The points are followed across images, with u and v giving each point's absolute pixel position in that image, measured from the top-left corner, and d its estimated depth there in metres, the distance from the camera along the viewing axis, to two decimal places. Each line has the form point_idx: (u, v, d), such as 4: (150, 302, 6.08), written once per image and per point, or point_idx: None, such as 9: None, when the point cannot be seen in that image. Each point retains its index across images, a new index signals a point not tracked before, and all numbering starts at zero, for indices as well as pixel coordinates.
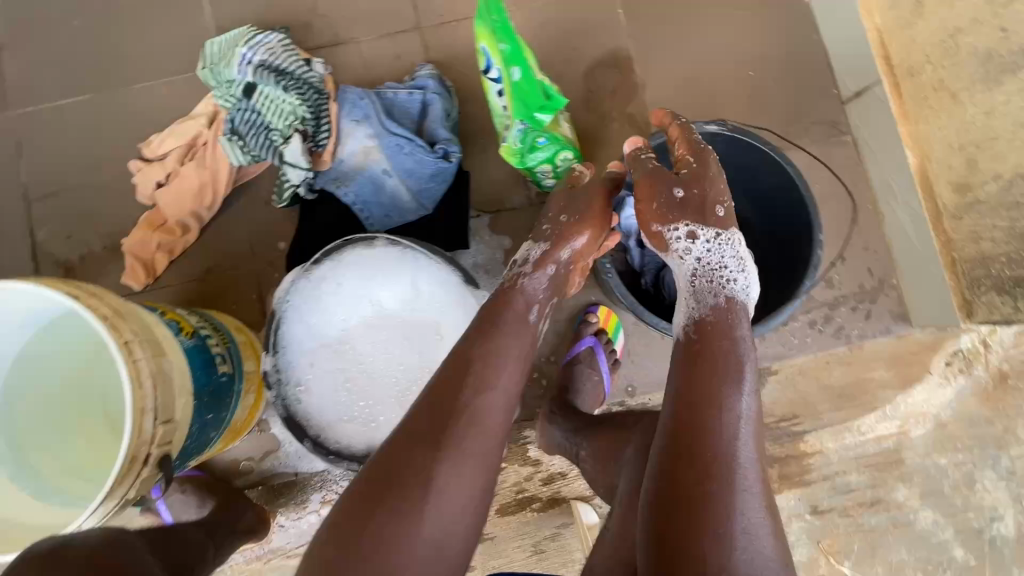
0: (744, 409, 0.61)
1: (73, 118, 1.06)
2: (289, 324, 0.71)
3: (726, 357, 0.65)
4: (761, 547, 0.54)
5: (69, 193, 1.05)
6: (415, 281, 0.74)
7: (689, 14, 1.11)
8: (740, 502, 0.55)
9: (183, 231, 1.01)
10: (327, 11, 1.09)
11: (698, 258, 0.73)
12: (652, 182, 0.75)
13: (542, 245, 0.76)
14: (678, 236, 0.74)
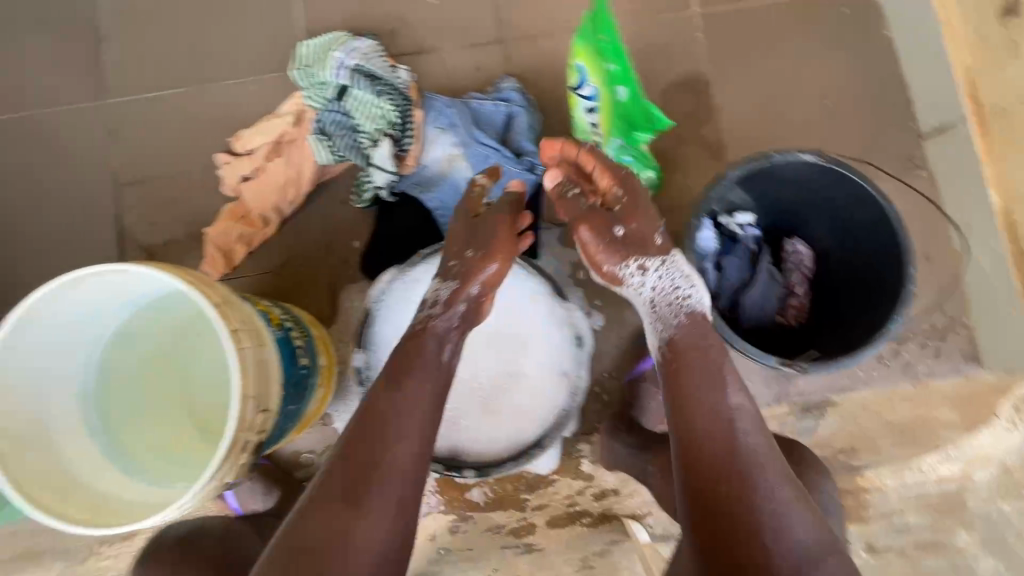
0: (734, 407, 0.66)
1: (165, 109, 1.10)
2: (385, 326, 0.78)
3: (694, 363, 0.70)
4: (793, 524, 0.58)
5: (155, 181, 1.09)
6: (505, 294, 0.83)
7: (769, 42, 1.12)
8: (757, 494, 0.59)
9: (264, 224, 1.03)
10: (412, 20, 1.12)
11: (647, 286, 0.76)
12: (592, 218, 0.79)
13: (451, 284, 0.76)
14: (631, 271, 0.77)
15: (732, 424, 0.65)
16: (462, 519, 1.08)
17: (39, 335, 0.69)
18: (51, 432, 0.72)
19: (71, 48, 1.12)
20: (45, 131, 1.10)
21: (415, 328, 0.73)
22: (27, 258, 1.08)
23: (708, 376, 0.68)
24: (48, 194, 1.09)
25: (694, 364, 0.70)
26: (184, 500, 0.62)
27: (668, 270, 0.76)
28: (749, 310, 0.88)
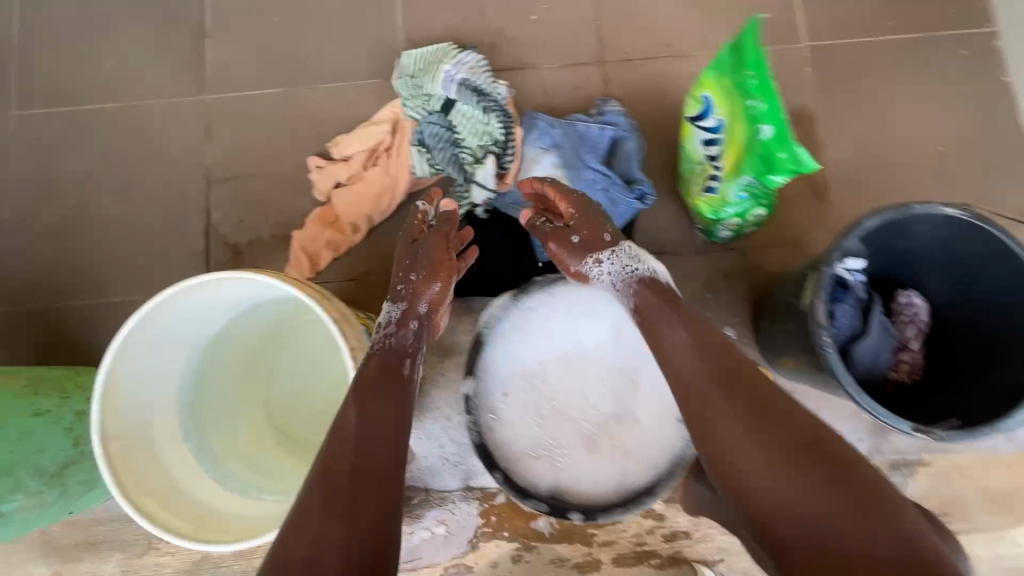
0: (691, 344, 0.62)
1: (260, 108, 1.10)
2: (489, 350, 0.72)
3: (659, 321, 0.65)
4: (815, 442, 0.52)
5: (245, 179, 1.08)
6: (619, 323, 0.73)
7: (879, 80, 1.08)
8: (772, 441, 0.53)
9: (352, 231, 1.03)
10: (513, 35, 1.10)
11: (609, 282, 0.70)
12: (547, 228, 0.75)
13: (401, 304, 0.79)
14: (593, 268, 0.71)
15: (711, 374, 0.60)
16: (525, 549, 1.00)
17: (155, 333, 0.69)
18: (154, 432, 0.72)
19: (174, 43, 1.13)
20: (144, 122, 1.11)
21: (373, 347, 0.76)
22: (115, 247, 1.08)
23: (670, 326, 0.64)
24: (140, 185, 1.10)
25: (649, 330, 0.66)
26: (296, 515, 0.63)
27: (621, 258, 0.70)
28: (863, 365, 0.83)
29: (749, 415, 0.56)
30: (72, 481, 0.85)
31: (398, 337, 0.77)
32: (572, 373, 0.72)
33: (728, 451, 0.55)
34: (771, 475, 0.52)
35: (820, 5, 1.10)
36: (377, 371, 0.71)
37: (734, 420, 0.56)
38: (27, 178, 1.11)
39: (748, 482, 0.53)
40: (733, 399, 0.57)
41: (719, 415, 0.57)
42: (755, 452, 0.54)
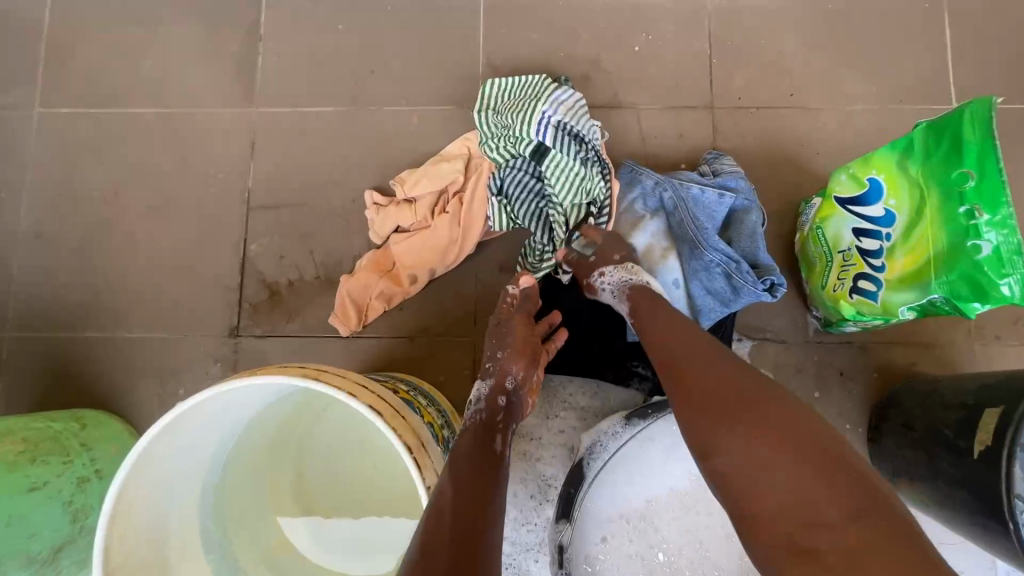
0: (676, 330, 0.62)
1: (314, 128, 0.97)
2: (594, 488, 0.57)
3: (647, 315, 0.67)
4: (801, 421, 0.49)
5: (290, 208, 0.95)
6: None
7: None
8: (753, 413, 0.50)
9: (410, 284, 0.89)
10: (610, 67, 0.95)
11: (615, 293, 0.74)
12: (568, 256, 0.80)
13: (490, 381, 0.67)
14: (601, 280, 0.76)
15: (695, 352, 0.58)
16: None
17: (178, 440, 0.55)
18: (170, 553, 0.58)
19: (222, 45, 1.00)
20: (183, 133, 0.99)
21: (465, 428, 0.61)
22: (137, 273, 0.95)
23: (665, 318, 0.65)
24: (171, 205, 0.97)
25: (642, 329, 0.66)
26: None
27: (610, 273, 0.75)
28: None
29: (716, 390, 0.53)
30: (65, 564, 0.73)
31: (489, 410, 0.64)
32: (688, 519, 0.59)
33: (700, 425, 0.52)
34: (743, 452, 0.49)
35: (973, 59, 0.94)
36: (471, 445, 0.57)
37: (701, 398, 0.53)
38: (44, 186, 0.98)
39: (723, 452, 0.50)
40: (705, 379, 0.55)
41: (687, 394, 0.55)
42: (735, 422, 0.50)
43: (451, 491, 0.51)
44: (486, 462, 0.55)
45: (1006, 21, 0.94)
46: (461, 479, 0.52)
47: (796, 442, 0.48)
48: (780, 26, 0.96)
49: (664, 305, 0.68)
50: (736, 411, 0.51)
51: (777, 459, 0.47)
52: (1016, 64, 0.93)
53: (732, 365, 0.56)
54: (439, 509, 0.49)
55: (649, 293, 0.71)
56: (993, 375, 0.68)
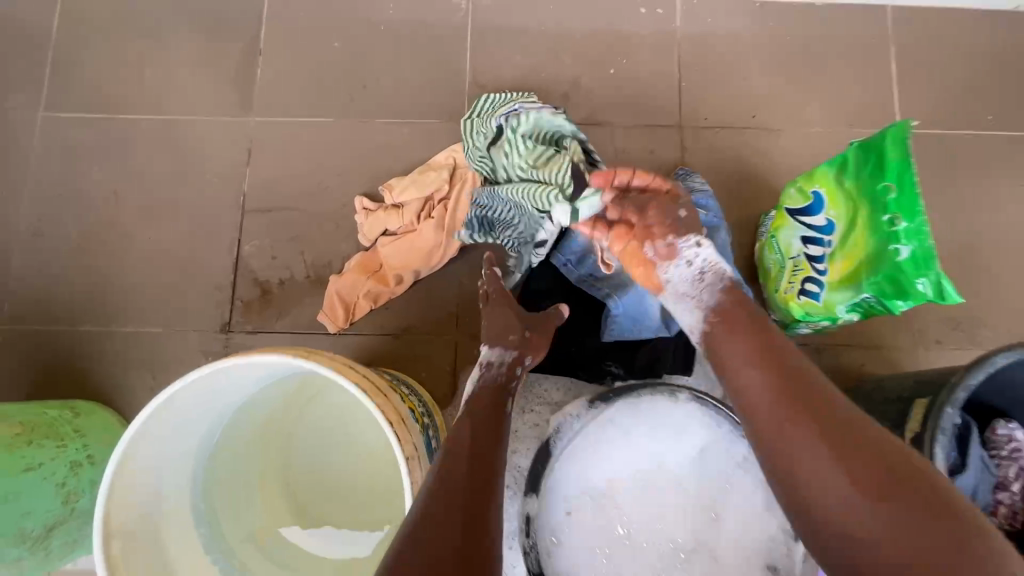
0: (757, 361, 0.60)
1: (309, 138, 1.03)
2: (560, 463, 0.62)
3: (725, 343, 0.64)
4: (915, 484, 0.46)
5: (284, 212, 1.01)
6: (704, 449, 0.64)
7: (977, 179, 1.00)
8: (863, 471, 0.48)
9: (396, 284, 0.94)
10: (587, 87, 1.03)
11: (699, 270, 0.69)
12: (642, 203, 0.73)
13: (507, 352, 0.68)
14: (690, 249, 0.70)
15: (783, 391, 0.56)
16: None
17: (182, 412, 0.60)
18: (163, 525, 0.62)
19: (223, 57, 1.06)
20: (183, 140, 1.04)
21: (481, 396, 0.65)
22: (134, 271, 0.99)
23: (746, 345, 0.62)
24: (169, 206, 1.01)
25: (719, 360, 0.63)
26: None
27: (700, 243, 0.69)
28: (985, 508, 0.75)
29: (821, 438, 0.51)
30: (57, 543, 0.77)
31: (507, 376, 0.67)
32: (645, 496, 0.64)
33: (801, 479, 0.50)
34: (857, 502, 0.47)
35: (914, 90, 1.03)
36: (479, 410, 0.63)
37: (815, 440, 0.51)
38: (45, 185, 1.02)
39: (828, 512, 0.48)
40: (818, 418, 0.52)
41: (793, 434, 0.52)
42: (842, 481, 0.48)
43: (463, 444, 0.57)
44: (492, 424, 0.61)
45: (945, 56, 1.04)
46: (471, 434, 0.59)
47: (921, 495, 0.45)
48: (744, 54, 1.04)
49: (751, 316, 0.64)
50: (850, 454, 0.49)
51: (901, 515, 0.45)
52: (953, 95, 1.03)
53: (842, 406, 0.53)
54: (456, 457, 0.56)
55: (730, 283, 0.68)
56: (928, 372, 0.75)
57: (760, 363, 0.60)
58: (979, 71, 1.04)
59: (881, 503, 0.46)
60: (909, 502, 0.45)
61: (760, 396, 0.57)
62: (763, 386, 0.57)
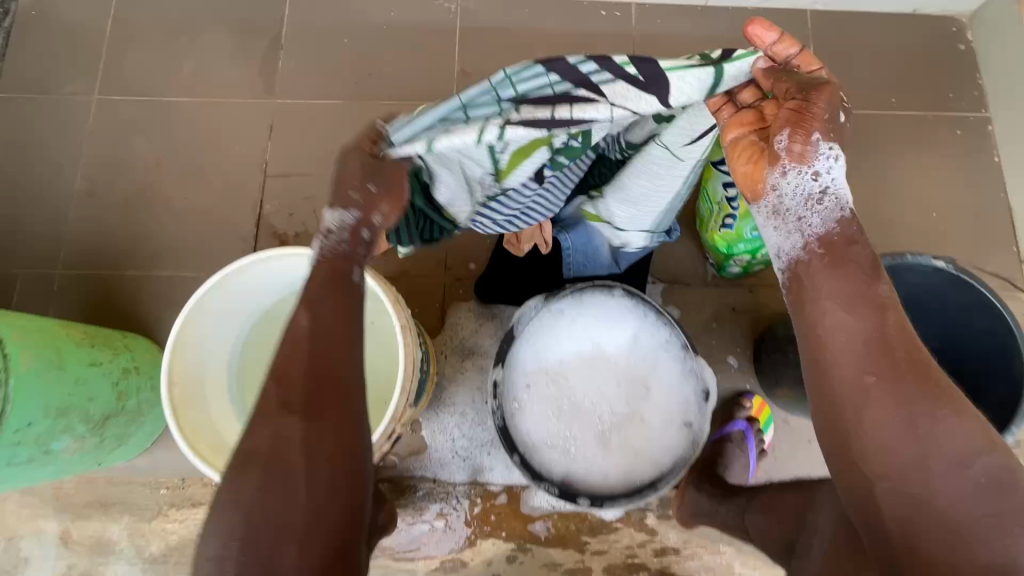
0: (850, 310, 0.58)
1: (321, 116, 1.22)
2: (519, 341, 0.80)
3: (821, 282, 0.59)
4: (978, 452, 0.53)
5: (299, 177, 1.19)
6: (636, 336, 0.81)
7: (883, 148, 1.18)
8: (932, 435, 0.54)
9: None
10: None
11: (821, 188, 0.61)
12: (803, 96, 0.59)
13: (351, 215, 0.62)
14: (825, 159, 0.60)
15: (864, 344, 0.57)
16: (520, 549, 1.09)
17: (228, 297, 0.78)
18: (207, 390, 0.79)
19: (250, 51, 1.26)
20: (214, 118, 1.23)
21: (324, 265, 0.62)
22: (172, 226, 1.17)
23: (846, 288, 0.58)
24: (202, 173, 1.20)
25: (812, 294, 0.60)
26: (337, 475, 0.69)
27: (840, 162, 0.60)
28: None
29: (896, 401, 0.55)
30: (108, 432, 0.92)
31: (349, 246, 0.63)
32: (590, 374, 0.81)
33: (877, 434, 0.55)
34: (930, 464, 0.53)
35: (832, 77, 1.22)
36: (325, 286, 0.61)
37: (899, 400, 0.55)
38: (97, 154, 1.21)
39: (889, 465, 0.54)
40: (907, 378, 0.55)
41: (876, 389, 0.55)
42: (908, 445, 0.54)
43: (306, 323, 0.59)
44: (331, 304, 0.61)
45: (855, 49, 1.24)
46: (316, 315, 0.60)
47: (991, 465, 0.53)
48: (685, 50, 1.25)
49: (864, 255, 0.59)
50: (928, 418, 0.54)
51: (977, 482, 0.53)
52: (861, 80, 1.22)
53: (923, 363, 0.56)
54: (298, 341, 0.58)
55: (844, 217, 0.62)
56: None
57: (849, 311, 0.58)
58: (886, 62, 1.23)
59: (960, 468, 0.53)
60: (988, 471, 0.53)
61: (848, 342, 0.57)
62: (855, 332, 0.57)
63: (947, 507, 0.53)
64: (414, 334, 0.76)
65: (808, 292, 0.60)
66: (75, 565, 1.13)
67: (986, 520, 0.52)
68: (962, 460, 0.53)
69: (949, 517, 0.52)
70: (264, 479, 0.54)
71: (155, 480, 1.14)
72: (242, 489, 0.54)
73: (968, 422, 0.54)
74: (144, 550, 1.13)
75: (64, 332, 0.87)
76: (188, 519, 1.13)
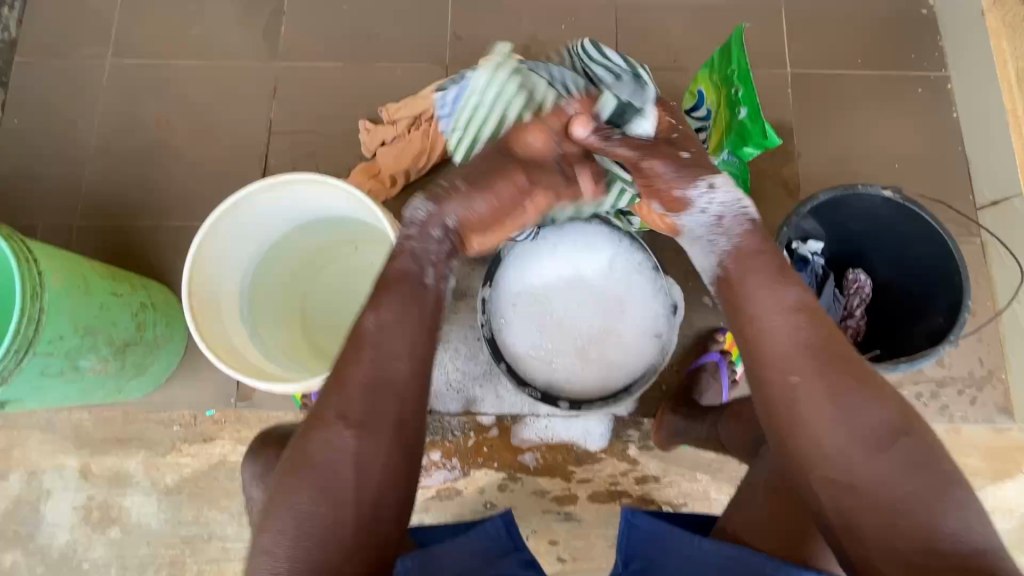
0: (771, 316, 0.66)
1: (323, 77, 1.29)
2: (505, 266, 0.88)
3: (746, 290, 0.69)
4: (902, 438, 0.58)
5: (303, 133, 1.27)
6: (612, 260, 0.89)
7: (850, 105, 1.26)
8: (854, 422, 0.60)
9: (391, 182, 1.20)
10: (545, 38, 1.28)
11: (716, 216, 0.75)
12: (639, 161, 0.76)
13: (431, 206, 0.76)
14: (703, 194, 0.75)
15: (789, 346, 0.64)
16: (511, 478, 1.17)
17: (243, 219, 0.86)
18: (223, 309, 0.87)
19: (254, 16, 1.33)
20: (221, 78, 1.30)
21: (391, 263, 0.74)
22: (183, 180, 1.25)
23: (768, 300, 0.68)
24: (211, 130, 1.27)
25: (739, 304, 0.69)
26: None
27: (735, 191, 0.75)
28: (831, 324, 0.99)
29: (819, 394, 0.61)
30: (129, 359, 1.00)
31: (425, 243, 0.75)
32: (569, 296, 0.89)
33: (809, 425, 0.61)
34: (852, 447, 0.59)
35: (805, 38, 1.29)
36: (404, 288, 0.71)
37: (823, 393, 0.61)
38: (112, 113, 1.28)
39: (825, 454, 0.60)
40: (828, 375, 0.62)
41: (801, 383, 0.62)
42: (837, 433, 0.60)
43: (375, 333, 0.68)
44: (405, 320, 0.69)
45: (829, 11, 1.30)
46: (381, 324, 0.68)
47: (911, 446, 0.58)
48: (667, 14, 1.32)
49: (763, 264, 0.71)
50: (852, 408, 0.60)
51: (897, 463, 0.57)
52: (833, 41, 1.29)
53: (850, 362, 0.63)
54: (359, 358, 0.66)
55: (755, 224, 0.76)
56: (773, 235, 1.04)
57: (773, 317, 0.66)
58: (856, 24, 1.30)
59: (884, 448, 0.58)
60: (908, 452, 0.58)
61: (781, 346, 0.65)
62: (781, 334, 0.65)
63: (878, 493, 0.57)
64: None
65: (737, 301, 0.69)
66: (95, 496, 1.20)
67: (912, 498, 0.56)
68: (883, 442, 0.58)
69: (870, 494, 0.57)
70: (321, 484, 0.61)
71: (170, 417, 1.22)
72: (303, 493, 0.61)
73: (887, 406, 0.60)
74: (159, 482, 1.20)
75: (89, 263, 0.95)
76: (200, 453, 1.21)
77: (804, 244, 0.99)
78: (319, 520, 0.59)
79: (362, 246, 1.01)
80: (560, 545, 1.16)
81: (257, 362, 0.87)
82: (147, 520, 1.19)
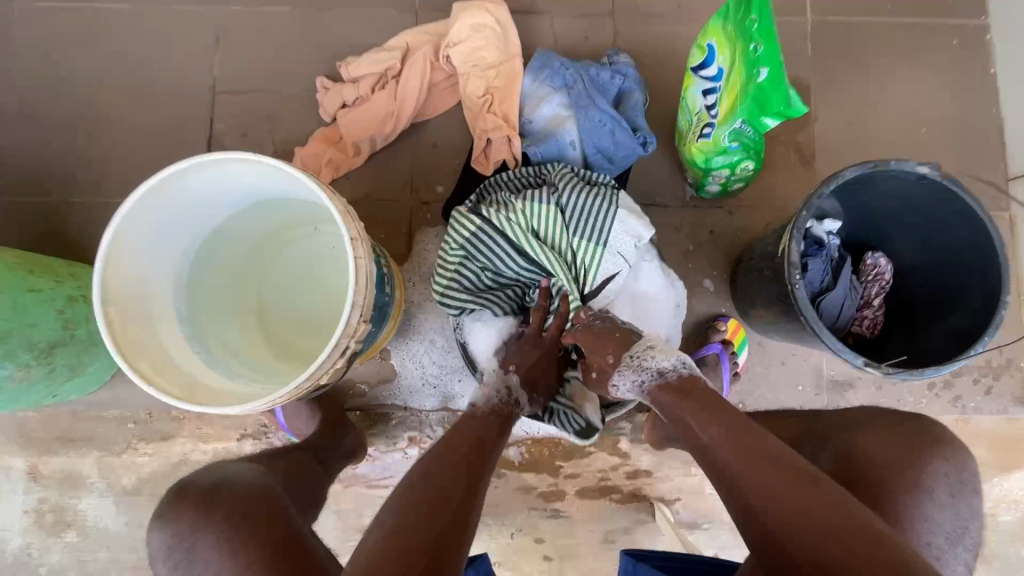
0: (706, 422, 0.65)
1: (271, 24, 1.11)
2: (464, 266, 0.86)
3: (677, 399, 0.69)
4: (864, 533, 0.52)
5: (251, 93, 1.10)
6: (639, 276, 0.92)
7: (875, 60, 1.11)
8: (815, 517, 0.53)
9: (354, 152, 1.05)
10: None
11: (634, 389, 0.75)
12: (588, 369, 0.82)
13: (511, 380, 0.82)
14: (620, 385, 0.76)
15: (728, 445, 0.62)
16: (495, 475, 1.11)
17: (165, 206, 0.71)
18: (152, 310, 0.74)
19: None
20: (152, 28, 1.11)
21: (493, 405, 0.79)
22: (116, 149, 1.09)
23: (706, 404, 0.67)
24: (144, 89, 1.10)
25: (673, 413, 0.69)
26: (288, 389, 0.65)
27: (632, 371, 0.75)
28: (844, 315, 0.89)
29: (768, 489, 0.57)
30: (59, 362, 0.88)
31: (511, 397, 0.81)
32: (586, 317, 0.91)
33: (764, 524, 0.55)
34: (812, 546, 0.52)
35: None
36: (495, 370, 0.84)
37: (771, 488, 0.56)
38: (28, 69, 1.10)
39: (789, 552, 0.53)
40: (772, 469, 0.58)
41: (747, 480, 0.58)
42: (794, 530, 0.53)
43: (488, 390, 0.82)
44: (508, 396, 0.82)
45: None
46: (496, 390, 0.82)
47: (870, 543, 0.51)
48: None
49: (702, 388, 0.71)
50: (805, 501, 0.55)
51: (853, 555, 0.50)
52: None
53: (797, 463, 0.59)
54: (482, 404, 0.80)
55: (680, 381, 0.72)
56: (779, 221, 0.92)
57: (709, 424, 0.65)
58: None
59: (840, 541, 0.52)
60: (863, 544, 0.51)
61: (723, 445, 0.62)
62: (718, 437, 0.63)
63: None
64: (368, 249, 0.70)
65: (673, 409, 0.69)
66: (47, 499, 1.12)
67: None
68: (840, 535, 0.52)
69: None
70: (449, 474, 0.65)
71: (123, 413, 1.12)
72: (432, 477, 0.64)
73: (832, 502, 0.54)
74: (116, 483, 1.12)
75: None
76: (158, 453, 1.12)
77: (818, 224, 0.90)
78: (434, 506, 0.60)
79: (318, 226, 0.90)
80: (545, 544, 1.10)
81: (200, 375, 0.75)
82: (106, 522, 1.11)
